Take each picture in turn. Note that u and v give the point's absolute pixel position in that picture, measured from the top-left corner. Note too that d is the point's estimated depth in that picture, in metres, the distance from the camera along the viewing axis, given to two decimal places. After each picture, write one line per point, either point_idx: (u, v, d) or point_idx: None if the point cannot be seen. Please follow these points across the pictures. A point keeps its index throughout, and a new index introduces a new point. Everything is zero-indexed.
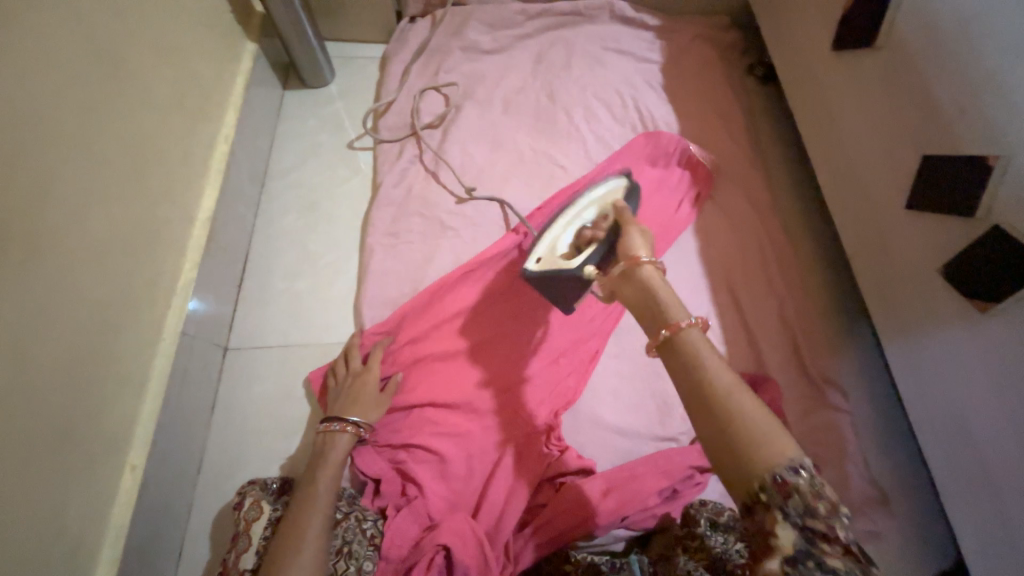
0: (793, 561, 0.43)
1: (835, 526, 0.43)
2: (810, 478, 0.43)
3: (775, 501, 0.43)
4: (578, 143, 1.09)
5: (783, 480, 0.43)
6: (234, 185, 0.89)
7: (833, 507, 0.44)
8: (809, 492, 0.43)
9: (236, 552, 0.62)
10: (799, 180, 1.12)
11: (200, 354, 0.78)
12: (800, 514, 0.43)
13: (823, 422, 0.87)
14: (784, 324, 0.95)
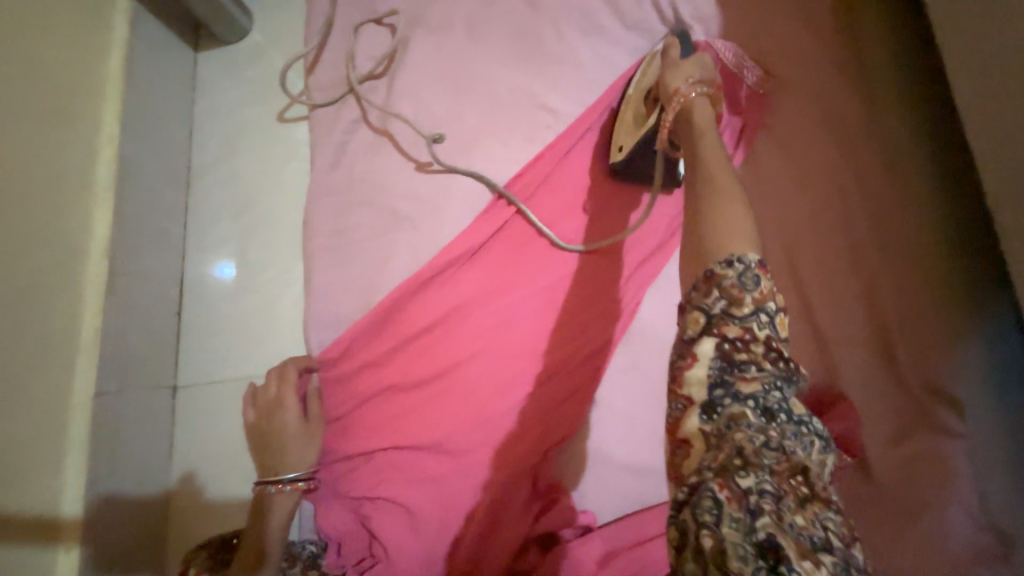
0: (711, 406, 0.38)
1: (755, 327, 0.39)
2: (742, 268, 0.39)
3: (698, 298, 0.40)
4: (571, 69, 0.78)
5: (712, 273, 0.40)
6: (142, 195, 0.73)
7: (760, 300, 0.39)
8: (734, 285, 0.39)
9: None
10: (918, 75, 0.73)
11: (137, 404, 0.69)
12: (722, 314, 0.39)
13: (921, 452, 0.63)
14: (871, 314, 0.67)
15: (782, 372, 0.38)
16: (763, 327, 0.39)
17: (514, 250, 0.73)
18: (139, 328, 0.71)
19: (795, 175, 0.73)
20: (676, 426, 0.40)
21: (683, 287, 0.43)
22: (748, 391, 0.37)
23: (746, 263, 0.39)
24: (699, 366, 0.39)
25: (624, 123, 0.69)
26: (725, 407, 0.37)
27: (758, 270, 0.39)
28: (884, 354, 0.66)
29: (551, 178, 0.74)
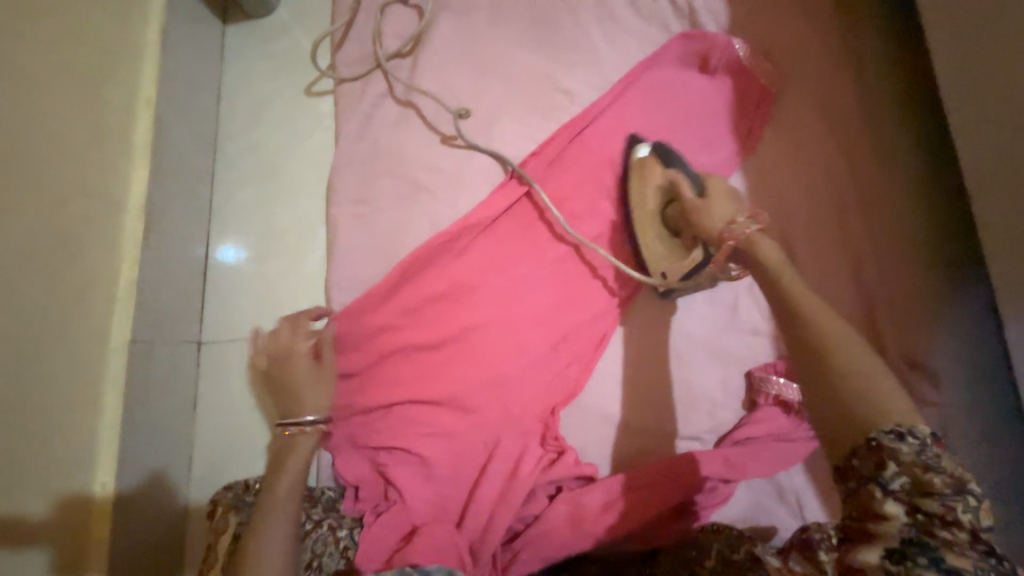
0: (899, 554, 0.37)
1: (959, 508, 0.37)
2: (920, 443, 0.38)
3: (870, 470, 0.39)
4: (588, 54, 0.83)
5: (879, 445, 0.39)
6: (176, 157, 0.76)
7: (959, 480, 0.37)
8: (916, 463, 0.38)
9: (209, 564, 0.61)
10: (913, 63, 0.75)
11: (167, 355, 0.73)
12: (907, 489, 0.38)
13: None
14: (859, 288, 0.72)
15: (998, 568, 0.35)
16: (969, 511, 0.37)
17: (527, 222, 0.77)
18: (171, 284, 0.74)
19: (802, 163, 0.77)
20: (847, 559, 0.39)
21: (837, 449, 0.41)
22: (956, 565, 0.35)
23: (921, 437, 0.39)
24: (889, 526, 0.37)
25: (653, 250, 0.71)
26: (919, 567, 0.36)
27: (936, 446, 0.39)
28: (869, 330, 0.71)
29: (564, 156, 0.79)
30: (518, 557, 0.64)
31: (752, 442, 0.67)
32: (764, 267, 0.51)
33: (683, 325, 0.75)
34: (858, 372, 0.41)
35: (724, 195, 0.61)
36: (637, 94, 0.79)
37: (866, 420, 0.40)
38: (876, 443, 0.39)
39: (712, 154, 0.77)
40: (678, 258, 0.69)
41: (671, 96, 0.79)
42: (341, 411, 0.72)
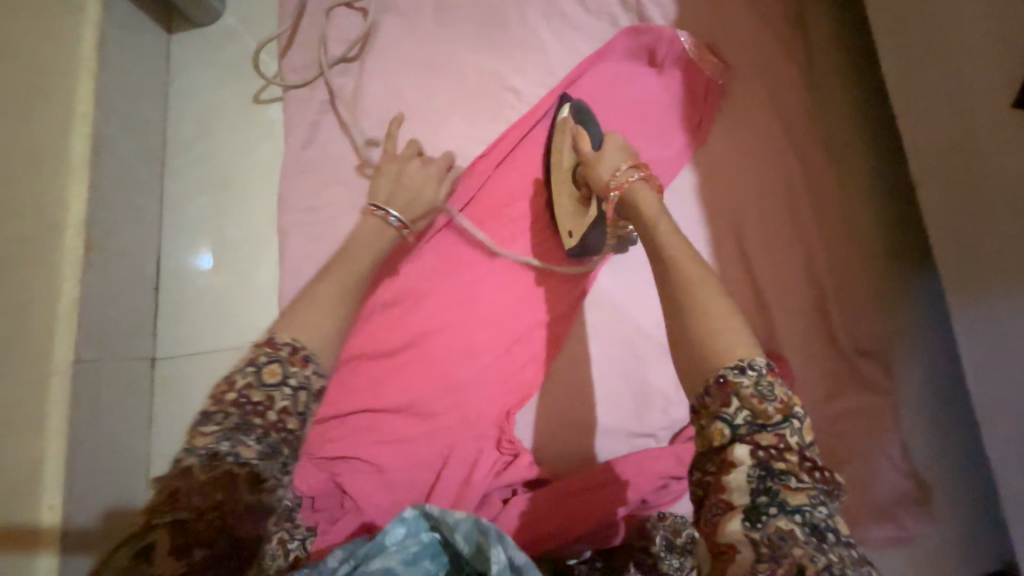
0: (754, 512, 0.37)
1: (788, 435, 0.39)
2: (756, 373, 0.39)
3: (716, 407, 0.40)
4: (536, 52, 0.82)
5: (725, 381, 0.40)
6: (119, 172, 0.75)
7: (785, 408, 0.39)
8: (753, 394, 0.39)
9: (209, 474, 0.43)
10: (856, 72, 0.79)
11: (117, 372, 0.72)
12: (748, 424, 0.39)
13: (852, 406, 0.68)
14: (811, 281, 0.72)
15: (820, 483, 0.38)
16: (796, 434, 0.39)
17: (478, 224, 0.77)
18: (118, 301, 0.73)
19: (753, 154, 0.77)
20: (714, 528, 0.39)
21: (690, 393, 0.42)
22: (793, 502, 0.37)
23: (758, 369, 0.40)
24: (738, 471, 0.38)
25: (562, 208, 0.71)
26: (771, 513, 0.37)
27: (771, 377, 0.40)
28: (820, 317, 0.71)
29: (513, 157, 0.78)
30: None
31: None
32: (646, 222, 0.49)
33: (637, 323, 0.75)
34: (713, 313, 0.42)
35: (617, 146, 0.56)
36: (586, 90, 0.79)
37: (707, 366, 0.40)
38: (722, 380, 0.40)
39: (661, 148, 0.77)
40: (578, 221, 0.69)
41: (620, 91, 0.79)
42: None
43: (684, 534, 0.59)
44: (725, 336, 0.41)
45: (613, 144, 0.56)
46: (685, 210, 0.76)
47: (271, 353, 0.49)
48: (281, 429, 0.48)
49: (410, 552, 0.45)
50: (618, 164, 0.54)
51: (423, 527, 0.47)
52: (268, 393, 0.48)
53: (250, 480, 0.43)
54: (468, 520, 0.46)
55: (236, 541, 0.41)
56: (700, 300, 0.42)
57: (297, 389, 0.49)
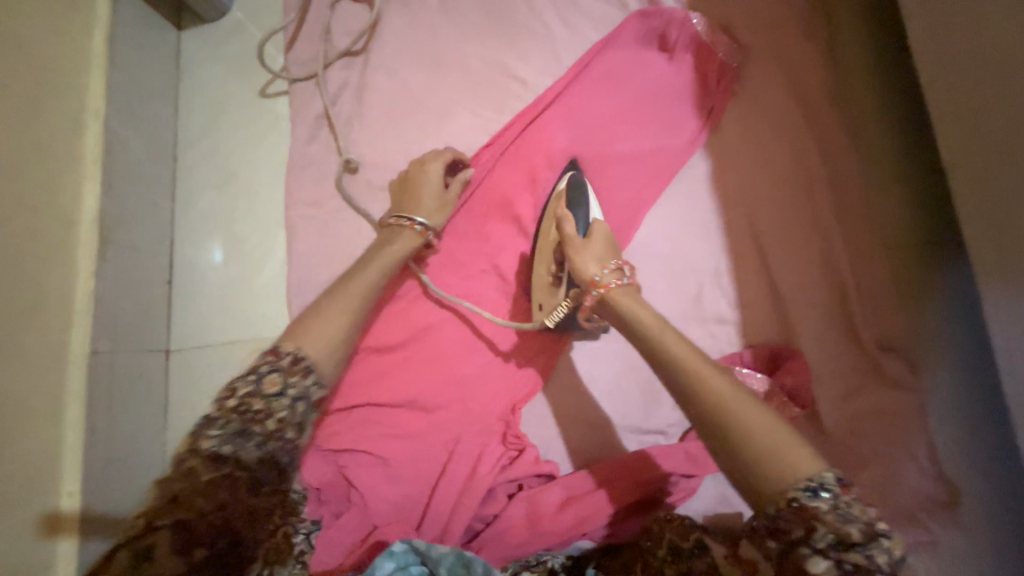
0: None
1: (875, 554, 0.38)
2: (835, 497, 0.40)
3: (797, 527, 0.40)
4: (542, 39, 0.80)
5: (802, 505, 0.40)
6: (130, 168, 0.77)
7: (869, 529, 0.39)
8: (835, 518, 0.39)
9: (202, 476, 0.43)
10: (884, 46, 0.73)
11: (131, 364, 0.74)
12: (831, 546, 0.39)
13: (873, 403, 0.65)
14: (830, 273, 0.69)
15: None
16: (883, 554, 0.39)
17: (481, 216, 0.75)
18: (131, 295, 0.75)
19: (769, 142, 0.73)
20: None
21: (760, 503, 0.42)
22: None
23: (833, 489, 0.40)
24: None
25: (537, 281, 0.69)
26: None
27: (850, 499, 0.40)
28: (840, 313, 0.68)
29: (515, 146, 0.75)
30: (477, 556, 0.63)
31: None
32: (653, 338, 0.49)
33: None
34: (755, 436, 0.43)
35: (603, 237, 0.58)
36: (593, 76, 0.76)
37: (778, 484, 0.41)
38: (798, 505, 0.40)
39: (670, 136, 0.74)
40: (551, 299, 0.67)
41: (628, 77, 0.76)
42: None
43: (693, 538, 0.51)
44: (777, 461, 0.42)
45: (596, 243, 0.58)
46: (695, 200, 0.73)
47: (273, 361, 0.50)
48: (279, 439, 0.48)
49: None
50: (604, 260, 0.56)
51: (412, 561, 0.52)
52: (268, 402, 0.48)
53: (249, 484, 0.45)
54: (453, 555, 0.52)
55: (235, 538, 0.42)
56: (744, 423, 0.43)
57: (296, 398, 0.50)
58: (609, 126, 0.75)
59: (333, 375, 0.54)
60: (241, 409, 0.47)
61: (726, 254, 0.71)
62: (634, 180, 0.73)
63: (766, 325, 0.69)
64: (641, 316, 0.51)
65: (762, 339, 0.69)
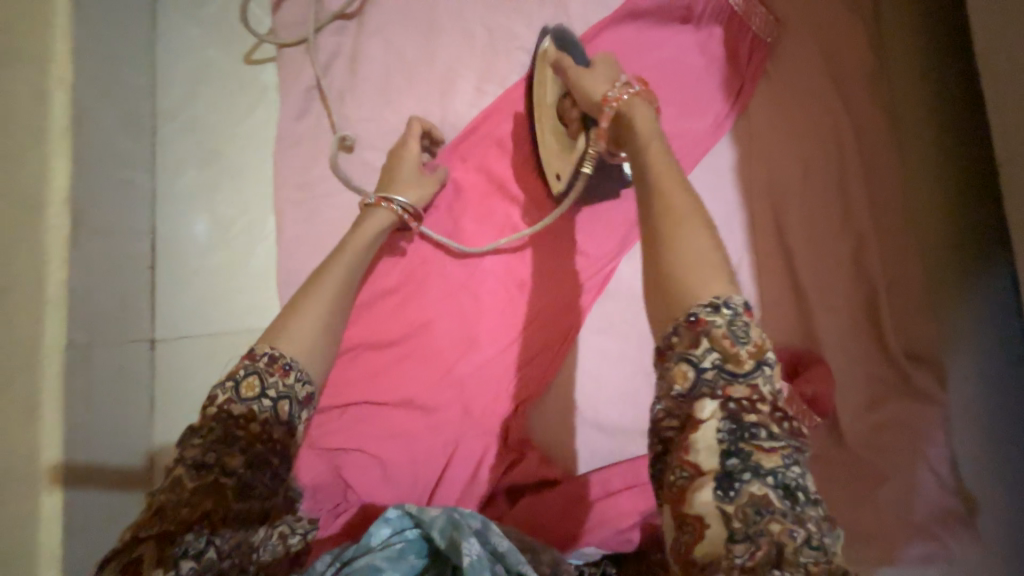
0: (722, 468, 0.33)
1: (761, 384, 0.35)
2: (732, 319, 0.36)
3: (683, 347, 0.36)
4: (555, 5, 0.72)
5: (697, 319, 0.36)
6: (104, 142, 0.70)
7: (756, 354, 0.36)
8: (726, 336, 0.35)
9: (175, 498, 0.40)
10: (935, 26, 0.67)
11: (112, 355, 0.70)
12: (720, 372, 0.35)
13: (895, 414, 0.62)
14: (858, 274, 0.64)
15: (792, 440, 0.34)
16: (769, 386, 0.35)
17: (472, 200, 0.71)
18: (109, 281, 0.70)
19: (800, 128, 0.67)
20: (681, 491, 0.34)
21: (655, 336, 0.39)
22: (766, 462, 0.33)
23: (732, 310, 0.36)
24: (707, 427, 0.34)
25: (546, 147, 0.65)
26: (739, 474, 0.33)
27: (745, 318, 0.37)
28: (867, 318, 0.64)
29: (514, 132, 0.71)
30: None
31: None
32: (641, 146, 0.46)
33: None
34: (695, 270, 0.38)
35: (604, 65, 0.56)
36: (607, 50, 0.69)
37: (692, 291, 0.37)
38: (694, 323, 0.36)
39: (691, 120, 0.68)
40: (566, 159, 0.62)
41: (647, 52, 0.69)
42: None
43: None
44: (700, 276, 0.38)
45: (597, 68, 0.55)
46: (717, 191, 0.67)
47: (248, 364, 0.45)
48: (267, 442, 0.44)
49: (394, 548, 0.49)
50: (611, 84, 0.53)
51: (408, 526, 0.50)
52: (247, 406, 0.44)
53: (236, 490, 0.42)
54: (443, 517, 0.49)
55: (224, 551, 0.41)
56: (682, 228, 0.40)
57: (278, 399, 0.45)
58: None
59: (320, 374, 0.48)
60: (222, 416, 0.43)
61: (746, 252, 0.66)
62: None
63: (788, 328, 0.65)
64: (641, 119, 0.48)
65: (783, 343, 0.65)
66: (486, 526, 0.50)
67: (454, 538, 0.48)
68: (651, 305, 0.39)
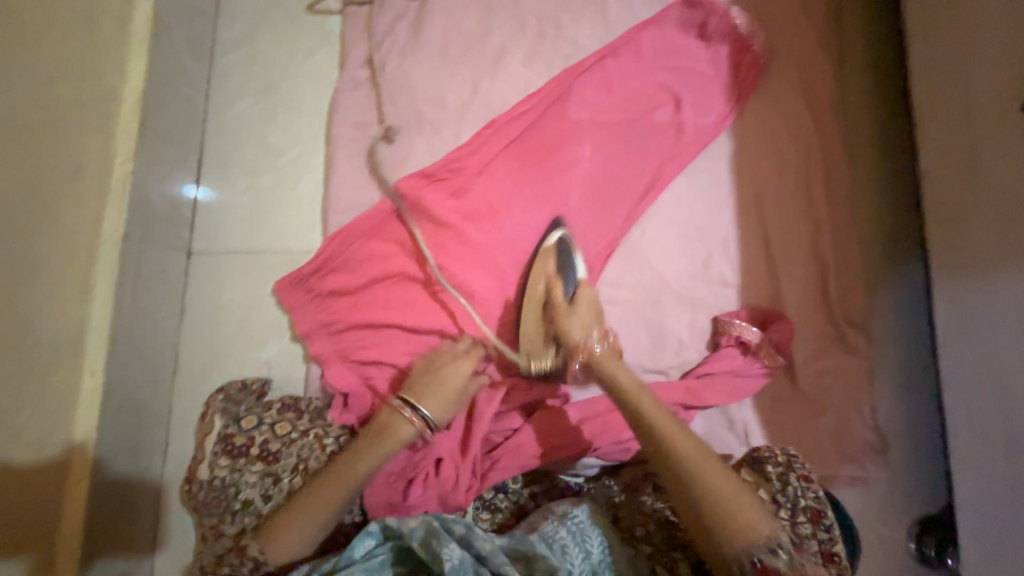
0: None
1: (796, 568, 0.49)
2: (787, 555, 0.49)
3: None
4: (597, 8, 0.85)
5: (761, 562, 0.49)
6: (173, 60, 0.75)
7: (777, 538, 0.50)
8: (789, 567, 0.49)
9: (196, 461, 0.64)
10: (881, 74, 0.87)
11: (156, 258, 0.73)
12: (764, 572, 0.49)
13: (835, 365, 0.77)
14: (815, 252, 0.80)
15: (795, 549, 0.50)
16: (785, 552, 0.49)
17: (511, 159, 0.79)
18: (162, 185, 0.73)
19: (782, 134, 0.83)
20: None
21: (727, 553, 0.51)
22: None
23: (783, 547, 0.50)
24: None
25: (528, 315, 0.73)
26: None
27: (794, 551, 0.50)
28: (820, 289, 0.79)
29: (553, 105, 0.81)
30: (497, 464, 0.69)
31: (708, 376, 0.74)
32: (608, 373, 0.62)
33: (662, 271, 0.80)
34: (724, 500, 0.52)
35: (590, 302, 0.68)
36: (636, 50, 0.83)
37: (733, 537, 0.51)
38: (758, 562, 0.49)
39: (700, 117, 0.82)
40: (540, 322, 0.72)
41: (669, 58, 0.83)
42: (330, 325, 0.75)
43: None
44: (744, 516, 0.51)
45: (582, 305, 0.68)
46: (713, 178, 0.83)
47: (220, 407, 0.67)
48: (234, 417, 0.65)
49: (375, 561, 0.54)
50: (589, 325, 0.66)
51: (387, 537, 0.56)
52: (233, 397, 0.69)
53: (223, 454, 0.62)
54: (421, 527, 0.54)
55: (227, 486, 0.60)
56: (716, 479, 0.53)
57: (261, 383, 0.72)
58: (646, 99, 0.82)
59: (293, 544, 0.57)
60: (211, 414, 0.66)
61: (735, 228, 0.81)
62: (660, 154, 0.81)
63: (762, 291, 0.80)
64: (620, 380, 0.61)
65: (757, 304, 0.79)
66: (469, 531, 0.54)
67: (433, 546, 0.52)
68: (702, 535, 0.53)
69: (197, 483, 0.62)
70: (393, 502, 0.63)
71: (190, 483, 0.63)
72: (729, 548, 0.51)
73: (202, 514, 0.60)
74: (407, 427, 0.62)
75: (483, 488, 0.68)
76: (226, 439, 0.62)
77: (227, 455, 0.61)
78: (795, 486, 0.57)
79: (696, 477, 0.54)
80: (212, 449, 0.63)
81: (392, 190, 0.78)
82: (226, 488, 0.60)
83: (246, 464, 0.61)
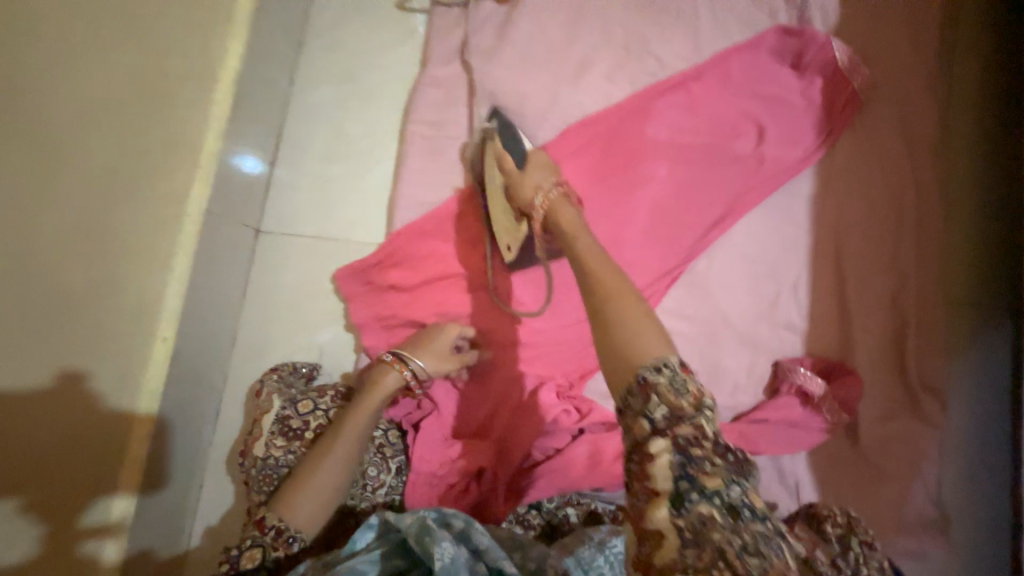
0: (679, 500, 0.38)
1: (703, 424, 0.40)
2: (671, 373, 0.41)
3: (640, 418, 0.41)
4: (687, 26, 0.83)
5: (644, 380, 0.41)
6: (268, 44, 0.77)
7: (694, 401, 0.41)
8: (669, 390, 0.41)
9: (250, 438, 0.64)
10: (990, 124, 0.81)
11: (230, 233, 0.75)
12: (666, 419, 0.40)
13: (902, 430, 0.72)
14: (893, 306, 0.75)
15: (733, 466, 0.39)
16: (709, 425, 0.40)
17: (581, 173, 0.77)
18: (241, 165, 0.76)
19: (871, 177, 0.78)
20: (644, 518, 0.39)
21: (616, 392, 0.43)
22: (710, 485, 0.38)
23: (671, 368, 0.41)
24: (661, 461, 0.39)
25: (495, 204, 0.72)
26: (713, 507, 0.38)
27: (683, 374, 0.42)
28: (893, 346, 0.75)
29: (632, 123, 0.79)
30: (535, 480, 0.70)
31: (763, 423, 0.70)
32: (578, 260, 0.53)
33: (724, 307, 0.77)
34: (640, 332, 0.44)
35: (539, 167, 0.66)
36: (725, 74, 0.80)
37: (631, 368, 0.42)
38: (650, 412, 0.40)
39: (785, 150, 0.79)
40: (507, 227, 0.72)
41: (759, 86, 0.80)
42: (384, 318, 0.76)
43: None
44: (644, 342, 0.43)
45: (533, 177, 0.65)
46: (791, 215, 0.79)
47: (274, 386, 0.68)
48: (286, 401, 0.66)
49: (376, 552, 0.52)
50: (545, 181, 0.64)
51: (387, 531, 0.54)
52: (285, 380, 0.70)
53: (280, 434, 0.63)
54: (417, 523, 0.51)
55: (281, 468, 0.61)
56: (644, 332, 0.44)
57: (309, 369, 0.74)
58: (729, 126, 0.79)
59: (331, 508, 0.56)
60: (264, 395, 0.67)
61: (807, 270, 0.77)
62: (737, 185, 0.78)
63: (830, 341, 0.75)
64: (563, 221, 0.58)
65: (823, 353, 0.75)
66: (469, 526, 0.54)
67: (427, 543, 0.49)
68: (607, 355, 0.45)
69: (250, 460, 0.63)
70: (435, 505, 0.64)
71: (244, 458, 0.64)
72: (618, 372, 0.43)
73: (252, 489, 0.62)
74: (396, 377, 0.64)
75: (517, 502, 0.69)
76: (282, 420, 0.64)
77: (283, 436, 0.62)
78: (857, 551, 0.53)
79: (626, 314, 0.45)
80: (267, 428, 0.64)
81: (460, 193, 0.78)
82: (279, 469, 0.61)
83: (300, 447, 0.62)
